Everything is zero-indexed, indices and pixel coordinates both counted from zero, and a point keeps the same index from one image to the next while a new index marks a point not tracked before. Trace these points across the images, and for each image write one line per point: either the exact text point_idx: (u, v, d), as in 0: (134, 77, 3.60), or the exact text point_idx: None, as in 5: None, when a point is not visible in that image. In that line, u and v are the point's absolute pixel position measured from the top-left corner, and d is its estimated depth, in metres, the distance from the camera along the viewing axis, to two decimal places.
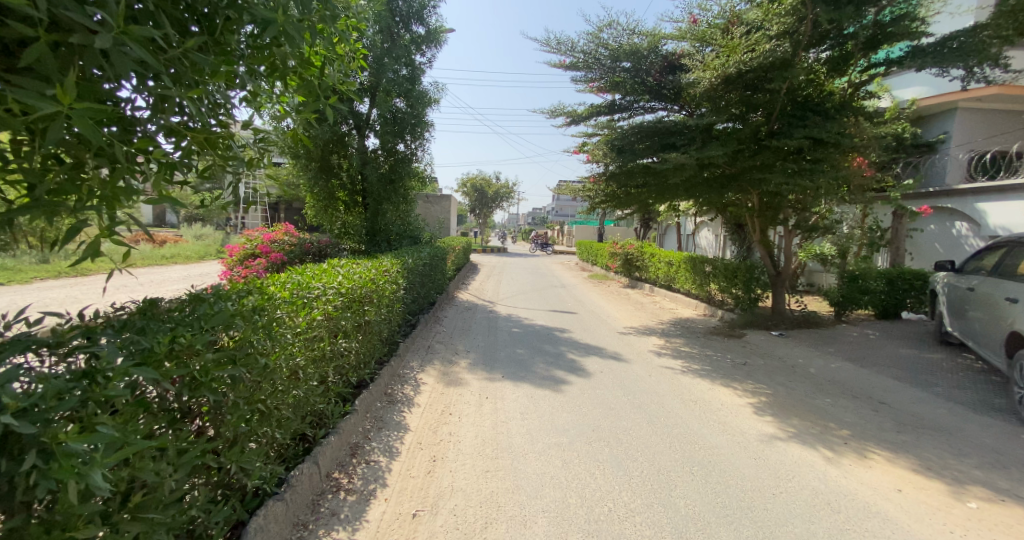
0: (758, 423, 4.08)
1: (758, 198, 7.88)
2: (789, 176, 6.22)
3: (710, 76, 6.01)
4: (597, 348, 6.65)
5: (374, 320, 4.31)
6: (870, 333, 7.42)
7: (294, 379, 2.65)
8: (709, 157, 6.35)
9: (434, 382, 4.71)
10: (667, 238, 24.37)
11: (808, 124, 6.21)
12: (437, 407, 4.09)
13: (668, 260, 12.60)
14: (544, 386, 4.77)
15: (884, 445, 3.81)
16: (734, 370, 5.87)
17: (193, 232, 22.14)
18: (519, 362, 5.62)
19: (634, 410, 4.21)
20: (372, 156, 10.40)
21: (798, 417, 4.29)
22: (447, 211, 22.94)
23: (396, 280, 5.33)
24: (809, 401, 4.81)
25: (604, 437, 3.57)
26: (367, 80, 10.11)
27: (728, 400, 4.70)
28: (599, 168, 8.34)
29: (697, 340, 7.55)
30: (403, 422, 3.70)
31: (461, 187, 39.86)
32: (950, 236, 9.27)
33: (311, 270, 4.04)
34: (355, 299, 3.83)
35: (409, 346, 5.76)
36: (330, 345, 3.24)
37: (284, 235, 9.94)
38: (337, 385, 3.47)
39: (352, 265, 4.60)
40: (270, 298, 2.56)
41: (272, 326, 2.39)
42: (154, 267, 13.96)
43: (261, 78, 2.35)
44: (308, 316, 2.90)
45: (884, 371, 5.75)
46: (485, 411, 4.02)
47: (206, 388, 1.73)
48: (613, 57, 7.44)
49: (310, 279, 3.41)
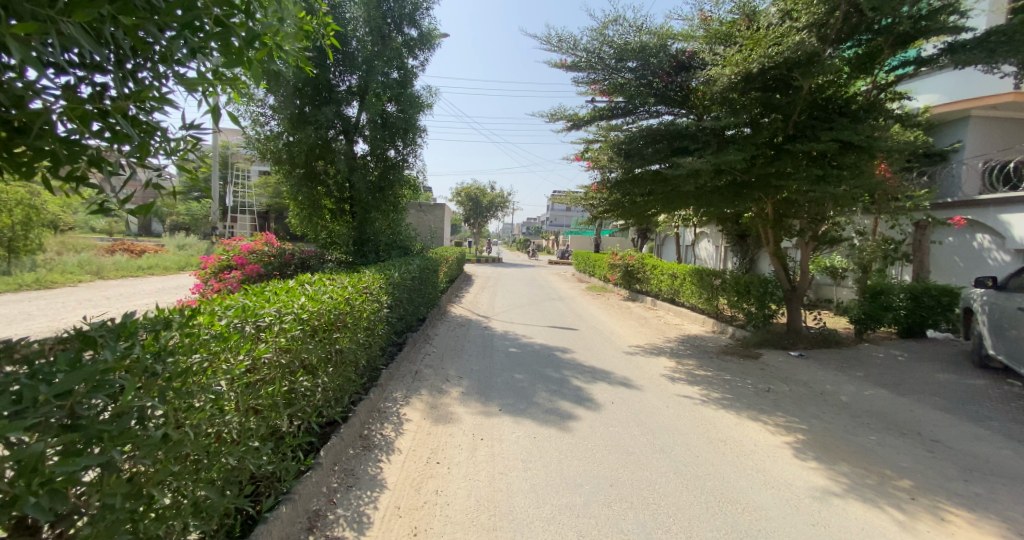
0: (805, 473, 3.45)
1: (773, 207, 7.35)
2: (814, 183, 5.75)
3: (730, 72, 5.48)
4: (604, 372, 5.97)
5: (348, 348, 3.65)
6: (897, 354, 6.85)
7: (224, 440, 1.99)
8: (726, 163, 5.80)
9: (419, 420, 4.03)
10: (665, 248, 23.89)
11: (834, 126, 5.68)
12: (423, 454, 3.42)
13: (671, 273, 12.02)
14: (550, 422, 4.10)
15: (958, 500, 3.18)
16: (759, 399, 5.23)
17: (176, 241, 21.21)
18: (518, 391, 4.95)
19: (656, 455, 3.56)
20: (360, 162, 9.79)
21: (847, 463, 3.67)
22: (440, 221, 22.38)
23: (378, 298, 4.67)
24: (853, 440, 4.19)
25: (626, 496, 2.93)
26: (356, 82, 9.55)
27: (762, 439, 4.07)
28: (603, 175, 7.79)
29: (712, 361, 6.90)
30: (378, 477, 3.03)
31: (454, 197, 39.37)
32: (970, 249, 8.80)
33: (269, 289, 3.37)
34: (323, 325, 3.19)
35: (393, 374, 5.07)
36: (285, 385, 2.61)
37: (263, 246, 9.14)
38: (293, 434, 2.79)
39: (323, 283, 3.94)
40: (192, 334, 1.91)
41: (187, 379, 1.75)
42: (128, 279, 13.11)
43: (178, 35, 1.71)
44: (252, 353, 2.24)
45: (926, 401, 5.15)
46: (480, 459, 3.37)
47: (29, 505, 1.11)
48: (618, 56, 6.89)
49: (266, 302, 2.78)
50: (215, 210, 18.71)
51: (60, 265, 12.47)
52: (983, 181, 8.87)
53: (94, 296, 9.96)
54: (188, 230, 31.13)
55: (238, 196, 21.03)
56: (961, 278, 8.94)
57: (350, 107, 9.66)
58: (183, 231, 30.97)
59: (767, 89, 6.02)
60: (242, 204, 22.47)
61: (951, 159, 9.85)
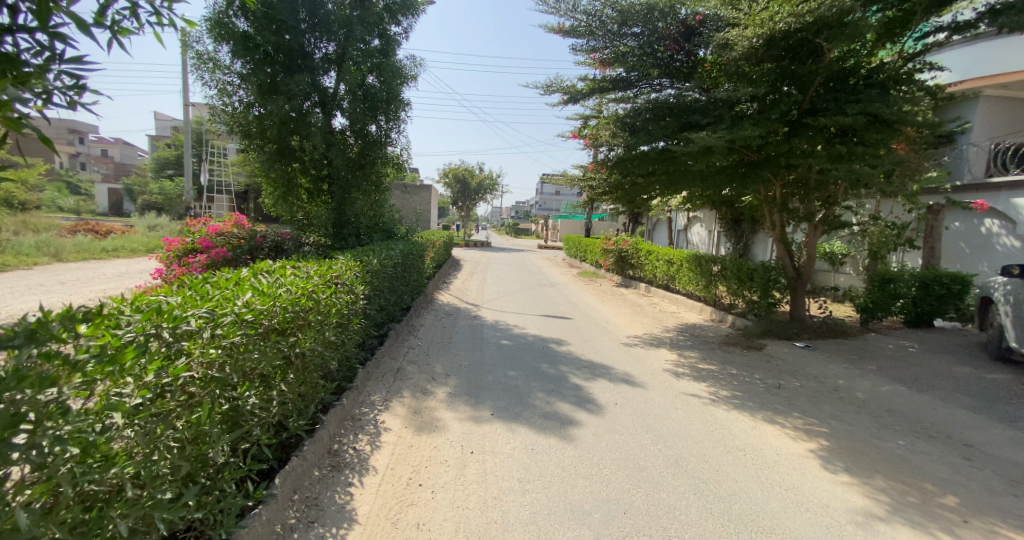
0: (839, 490, 3.04)
1: (780, 190, 6.89)
2: (834, 162, 5.29)
3: (753, 33, 5.00)
4: (603, 367, 5.50)
5: (313, 350, 3.08)
6: (908, 345, 6.52)
7: (118, 496, 1.46)
8: (742, 139, 5.26)
9: (399, 429, 3.51)
10: (657, 232, 23.50)
11: (862, 98, 5.18)
12: (402, 474, 2.91)
13: (667, 258, 11.60)
14: (549, 430, 3.61)
15: (1012, 519, 2.80)
16: (771, 397, 4.82)
17: (146, 222, 20.03)
18: (512, 391, 4.46)
19: (671, 471, 3.09)
20: (338, 138, 9.08)
21: (882, 476, 3.27)
22: (427, 202, 21.59)
23: (352, 288, 4.10)
24: (880, 445, 3.80)
25: (643, 527, 2.47)
26: (334, 50, 8.79)
27: (782, 446, 3.67)
28: (601, 153, 7.21)
29: (715, 353, 6.49)
30: (347, 509, 2.51)
31: (441, 178, 38.23)
32: (977, 235, 8.48)
33: (212, 282, 2.77)
34: (278, 325, 2.62)
35: (371, 374, 4.51)
36: (223, 405, 2.04)
37: (233, 228, 8.34)
38: (237, 464, 2.23)
39: (284, 272, 3.34)
40: (60, 354, 1.35)
41: (38, 423, 1.19)
42: (90, 263, 12.21)
43: None
44: (167, 373, 1.68)
45: (949, 400, 4.79)
46: (470, 479, 2.87)
47: None
48: (621, 22, 6.29)
49: (199, 302, 2.19)
50: (187, 189, 17.56)
51: (12, 246, 11.46)
52: (989, 163, 8.58)
53: (48, 280, 9.12)
54: (161, 212, 29.61)
55: (214, 175, 19.91)
56: (967, 266, 8.61)
57: (327, 77, 8.89)
58: (154, 211, 29.36)
59: (785, 57, 5.50)
60: (217, 184, 21.30)
61: (958, 141, 9.44)
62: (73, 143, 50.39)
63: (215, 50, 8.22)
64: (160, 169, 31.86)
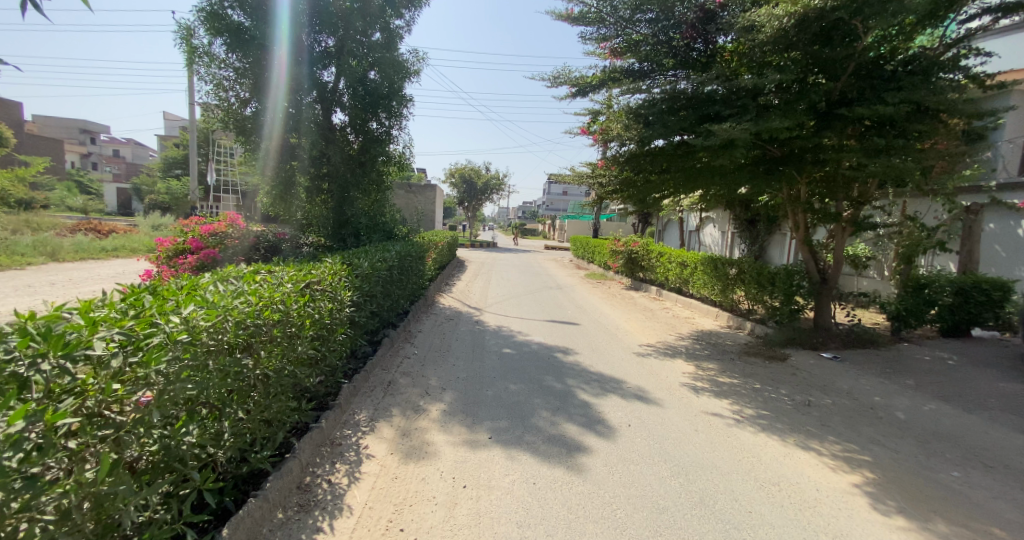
0: (894, 538, 2.57)
1: (805, 189, 6.40)
2: (872, 155, 4.79)
3: (783, 13, 4.54)
4: (614, 381, 5.04)
5: (280, 369, 2.66)
6: (947, 357, 5.98)
7: None
8: (768, 130, 4.77)
9: (383, 457, 3.09)
10: (667, 233, 22.94)
11: (903, 85, 4.71)
12: (382, 515, 2.49)
13: (680, 260, 11.09)
14: (554, 459, 3.18)
15: None
16: (801, 417, 4.34)
17: (149, 221, 19.86)
18: (513, 408, 4.03)
19: (695, 514, 2.64)
20: (338, 135, 8.76)
21: (942, 519, 2.79)
22: (433, 202, 21.24)
23: (335, 294, 3.68)
24: (932, 478, 3.31)
25: None
26: (333, 44, 8.35)
27: (821, 479, 3.20)
28: (612, 149, 6.77)
29: (735, 365, 6.00)
30: None
31: (448, 179, 37.86)
32: (1014, 237, 7.90)
33: (158, 290, 2.37)
34: (229, 343, 2.20)
35: (358, 389, 4.10)
36: (145, 448, 1.61)
37: (227, 226, 7.93)
38: (170, 517, 1.81)
39: (253, 279, 2.95)
40: None
41: None
42: (87, 263, 11.97)
43: None
44: (41, 421, 1.26)
45: (1001, 422, 4.28)
46: (460, 523, 2.43)
47: None
48: (634, 8, 5.87)
49: (121, 318, 1.77)
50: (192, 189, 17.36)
51: (8, 246, 11.20)
52: None
53: (39, 281, 8.87)
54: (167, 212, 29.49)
55: (220, 176, 19.67)
56: (1004, 270, 8.01)
57: (325, 72, 8.48)
58: None
59: (816, 42, 5.02)
60: (222, 185, 21.07)
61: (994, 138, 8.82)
62: (83, 141, 50.62)
63: (210, 43, 7.87)
64: (167, 169, 31.97)
